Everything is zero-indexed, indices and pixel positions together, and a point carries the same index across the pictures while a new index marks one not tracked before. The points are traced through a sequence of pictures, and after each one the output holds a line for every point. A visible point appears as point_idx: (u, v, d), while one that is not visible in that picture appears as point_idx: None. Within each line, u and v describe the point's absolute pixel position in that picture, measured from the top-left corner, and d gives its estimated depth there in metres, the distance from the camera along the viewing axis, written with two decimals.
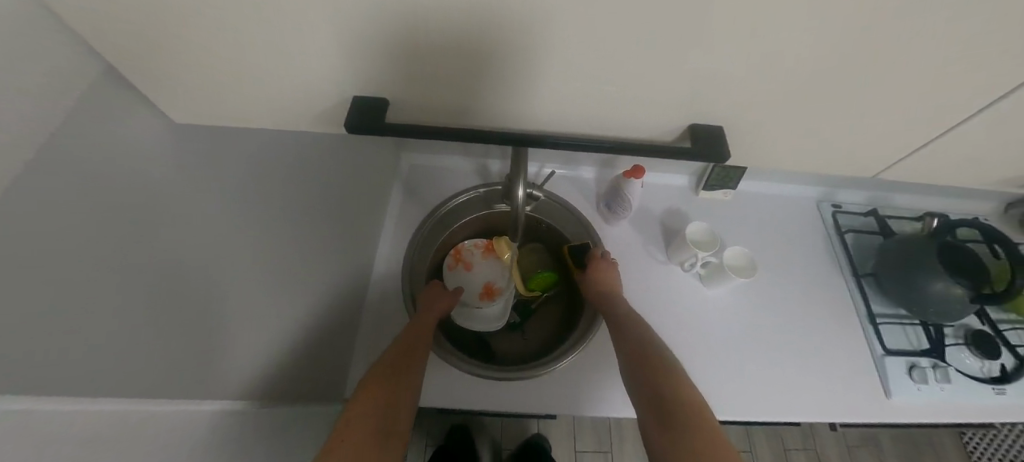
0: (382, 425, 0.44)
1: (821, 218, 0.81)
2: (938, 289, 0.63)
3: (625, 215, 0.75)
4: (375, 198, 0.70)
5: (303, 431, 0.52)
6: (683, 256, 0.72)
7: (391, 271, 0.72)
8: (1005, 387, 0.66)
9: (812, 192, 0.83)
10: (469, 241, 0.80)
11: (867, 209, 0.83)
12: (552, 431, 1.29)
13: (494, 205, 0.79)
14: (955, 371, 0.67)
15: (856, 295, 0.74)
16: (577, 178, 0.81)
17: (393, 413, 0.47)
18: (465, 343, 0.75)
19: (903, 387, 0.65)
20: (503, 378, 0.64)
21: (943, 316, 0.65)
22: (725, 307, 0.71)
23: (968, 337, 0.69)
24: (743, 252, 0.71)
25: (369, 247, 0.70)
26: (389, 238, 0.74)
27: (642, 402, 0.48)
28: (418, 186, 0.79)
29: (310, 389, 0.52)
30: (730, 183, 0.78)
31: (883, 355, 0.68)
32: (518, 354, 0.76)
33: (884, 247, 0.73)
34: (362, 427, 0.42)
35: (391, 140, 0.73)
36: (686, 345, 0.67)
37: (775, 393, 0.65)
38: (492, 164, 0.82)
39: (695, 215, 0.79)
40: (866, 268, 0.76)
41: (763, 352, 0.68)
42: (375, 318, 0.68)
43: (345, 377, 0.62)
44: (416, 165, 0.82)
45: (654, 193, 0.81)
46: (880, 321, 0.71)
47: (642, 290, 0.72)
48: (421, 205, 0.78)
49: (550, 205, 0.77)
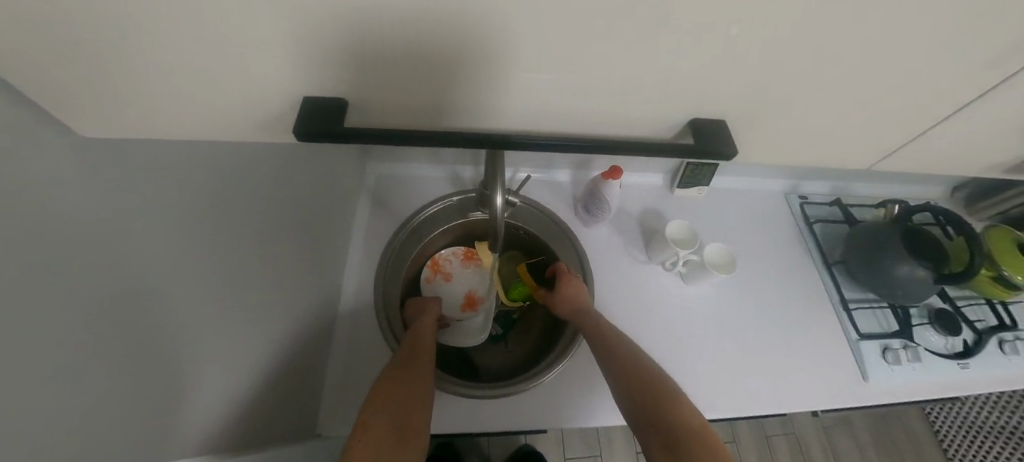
0: (400, 424, 0.42)
1: (789, 209, 0.84)
2: (904, 272, 0.65)
3: (604, 218, 0.73)
4: (339, 213, 0.64)
5: None
6: (664, 255, 0.71)
7: (363, 292, 0.67)
8: (969, 361, 0.70)
9: (780, 184, 0.86)
10: (448, 251, 0.77)
11: (831, 199, 0.86)
12: (540, 439, 1.26)
13: (469, 213, 0.76)
14: (924, 350, 0.69)
15: (828, 283, 0.76)
16: (554, 182, 0.79)
17: (410, 411, 0.45)
18: (447, 363, 0.69)
19: (878, 369, 0.67)
20: (488, 396, 0.60)
21: (910, 298, 0.68)
22: (708, 304, 0.71)
23: (932, 316, 0.73)
24: (723, 248, 0.71)
25: (337, 267, 0.64)
26: (358, 255, 0.69)
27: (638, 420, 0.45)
28: (387, 198, 0.74)
29: (277, 432, 0.46)
30: (703, 180, 0.79)
31: (858, 339, 0.70)
32: (503, 368, 0.72)
33: (850, 234, 0.75)
34: (381, 429, 0.41)
35: (354, 150, 0.68)
36: (674, 346, 0.66)
37: (763, 387, 0.65)
38: (465, 171, 0.79)
39: (673, 214, 0.79)
40: (835, 256, 0.79)
41: (748, 346, 0.68)
42: (347, 345, 0.63)
43: (316, 412, 0.56)
44: (384, 176, 0.77)
45: (630, 194, 0.80)
46: (853, 307, 0.73)
47: (627, 292, 0.70)
48: (393, 218, 0.73)
49: (527, 210, 0.75)
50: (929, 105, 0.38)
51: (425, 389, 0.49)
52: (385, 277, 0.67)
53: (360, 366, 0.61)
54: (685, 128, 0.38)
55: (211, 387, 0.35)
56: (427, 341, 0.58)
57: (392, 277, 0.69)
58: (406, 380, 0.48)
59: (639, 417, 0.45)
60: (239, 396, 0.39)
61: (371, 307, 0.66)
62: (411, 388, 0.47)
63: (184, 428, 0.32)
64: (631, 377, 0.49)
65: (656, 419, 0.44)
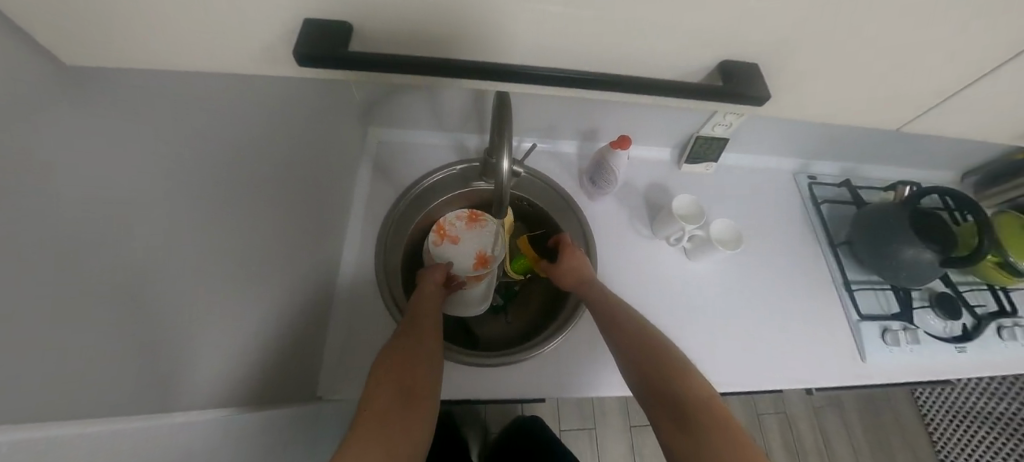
0: (404, 389, 0.42)
1: (798, 189, 0.82)
2: (911, 254, 0.65)
3: (609, 191, 0.72)
4: (340, 178, 0.63)
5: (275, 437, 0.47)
6: (669, 230, 0.70)
7: (363, 260, 0.66)
8: (966, 345, 0.70)
9: (789, 164, 0.84)
10: (452, 213, 0.72)
11: (840, 180, 0.84)
12: (537, 411, 1.29)
13: (472, 183, 0.74)
14: (923, 333, 0.69)
15: (832, 264, 0.75)
16: (559, 153, 0.78)
17: (414, 377, 0.44)
18: (448, 333, 0.70)
19: (876, 350, 0.68)
20: (487, 364, 0.61)
21: (914, 280, 0.67)
22: (710, 281, 0.71)
23: (933, 299, 0.73)
24: (729, 225, 0.70)
25: (337, 234, 0.63)
26: (358, 222, 0.68)
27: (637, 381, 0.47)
28: (389, 165, 0.73)
29: (280, 393, 0.47)
30: (712, 156, 0.77)
31: (859, 320, 0.70)
32: (503, 339, 0.72)
33: (858, 215, 0.74)
34: (384, 395, 0.41)
35: (355, 113, 0.66)
36: (675, 321, 0.66)
37: (761, 364, 0.65)
38: (468, 140, 0.76)
39: (679, 190, 0.78)
40: (840, 237, 0.78)
41: (748, 324, 0.68)
42: (348, 311, 0.62)
43: (318, 374, 0.57)
44: (385, 142, 0.75)
45: (637, 168, 0.79)
46: (855, 288, 0.73)
47: (630, 266, 0.70)
48: (394, 187, 0.71)
49: (531, 181, 0.73)
50: None
51: (432, 359, 0.48)
52: (386, 245, 0.67)
53: (361, 333, 0.61)
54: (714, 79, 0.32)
55: (214, 343, 0.35)
56: (433, 311, 0.56)
57: (392, 246, 0.68)
58: (412, 349, 0.48)
59: (646, 391, 0.46)
60: (242, 355, 0.39)
61: (371, 275, 0.65)
62: (417, 358, 0.47)
63: (192, 381, 0.32)
64: (638, 352, 0.48)
65: (662, 394, 0.44)
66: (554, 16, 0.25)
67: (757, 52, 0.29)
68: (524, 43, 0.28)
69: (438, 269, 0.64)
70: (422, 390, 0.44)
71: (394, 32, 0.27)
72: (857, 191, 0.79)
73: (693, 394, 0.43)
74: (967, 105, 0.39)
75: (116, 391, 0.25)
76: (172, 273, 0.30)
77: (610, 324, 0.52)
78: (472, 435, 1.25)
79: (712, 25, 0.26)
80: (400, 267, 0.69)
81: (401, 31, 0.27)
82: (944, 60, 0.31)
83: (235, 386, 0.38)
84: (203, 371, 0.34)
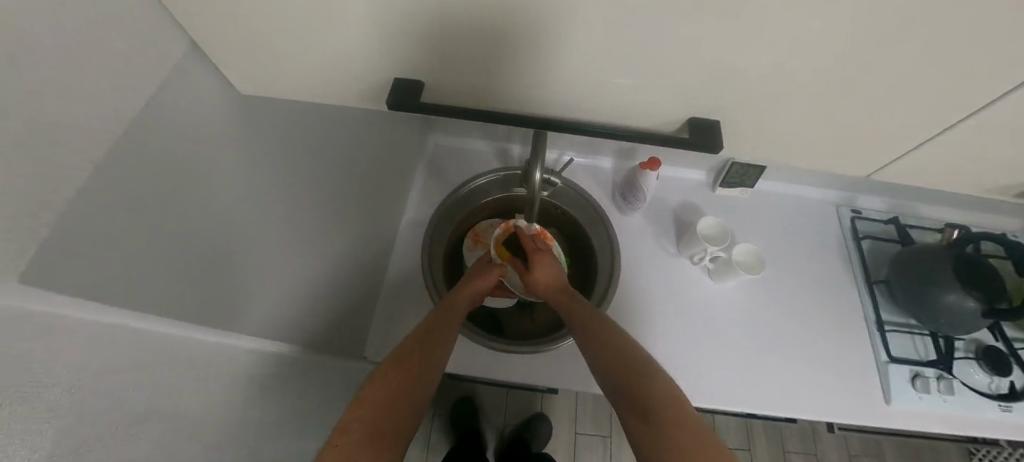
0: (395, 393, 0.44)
1: (838, 222, 0.81)
2: (951, 300, 0.62)
3: (639, 207, 0.76)
4: (398, 175, 0.74)
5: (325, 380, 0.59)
6: (693, 250, 0.74)
7: (410, 247, 0.77)
8: (1013, 405, 0.66)
9: (832, 196, 0.83)
10: (522, 220, 0.77)
11: (888, 216, 0.81)
12: (554, 411, 1.34)
13: (512, 188, 0.82)
14: (961, 384, 0.66)
15: (866, 301, 0.74)
16: (595, 168, 0.83)
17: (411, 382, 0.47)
18: (476, 319, 0.78)
19: (903, 394, 0.66)
20: (507, 350, 0.68)
21: (953, 327, 0.65)
22: (729, 302, 0.73)
23: (979, 352, 0.69)
24: (753, 249, 0.72)
25: (393, 222, 0.74)
26: (409, 214, 0.79)
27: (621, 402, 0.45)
28: (441, 167, 0.83)
29: (329, 341, 0.59)
30: (747, 182, 0.78)
31: (887, 361, 0.69)
32: (524, 331, 0.79)
33: (900, 254, 0.72)
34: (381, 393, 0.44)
35: (417, 121, 0.77)
36: (687, 335, 0.70)
37: (770, 389, 0.67)
38: (513, 149, 0.85)
39: (710, 211, 0.80)
40: (879, 276, 0.76)
41: (762, 349, 0.69)
42: (392, 291, 0.73)
43: (364, 337, 0.68)
44: (440, 145, 0.85)
45: (669, 186, 0.82)
46: (888, 329, 0.71)
47: (650, 279, 0.74)
48: (443, 185, 0.81)
49: (566, 191, 0.80)
50: None
51: (444, 350, 0.54)
52: (433, 233, 0.76)
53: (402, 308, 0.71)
54: (684, 126, 0.37)
55: (270, 296, 0.46)
56: (456, 323, 0.60)
57: (438, 235, 0.77)
58: (432, 339, 0.54)
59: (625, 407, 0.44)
60: (295, 306, 0.51)
61: (416, 260, 0.76)
62: (435, 347, 0.53)
63: (255, 316, 0.43)
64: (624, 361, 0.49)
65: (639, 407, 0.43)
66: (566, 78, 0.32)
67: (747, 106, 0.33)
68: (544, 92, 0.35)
69: (484, 282, 0.67)
70: (428, 378, 0.49)
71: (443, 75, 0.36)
72: (905, 229, 0.77)
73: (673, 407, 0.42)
74: (990, 160, 0.40)
75: (207, 309, 0.36)
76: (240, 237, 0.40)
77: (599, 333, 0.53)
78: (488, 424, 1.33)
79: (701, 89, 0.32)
80: (442, 256, 0.78)
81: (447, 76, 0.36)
82: (940, 120, 0.33)
83: (288, 328, 0.50)
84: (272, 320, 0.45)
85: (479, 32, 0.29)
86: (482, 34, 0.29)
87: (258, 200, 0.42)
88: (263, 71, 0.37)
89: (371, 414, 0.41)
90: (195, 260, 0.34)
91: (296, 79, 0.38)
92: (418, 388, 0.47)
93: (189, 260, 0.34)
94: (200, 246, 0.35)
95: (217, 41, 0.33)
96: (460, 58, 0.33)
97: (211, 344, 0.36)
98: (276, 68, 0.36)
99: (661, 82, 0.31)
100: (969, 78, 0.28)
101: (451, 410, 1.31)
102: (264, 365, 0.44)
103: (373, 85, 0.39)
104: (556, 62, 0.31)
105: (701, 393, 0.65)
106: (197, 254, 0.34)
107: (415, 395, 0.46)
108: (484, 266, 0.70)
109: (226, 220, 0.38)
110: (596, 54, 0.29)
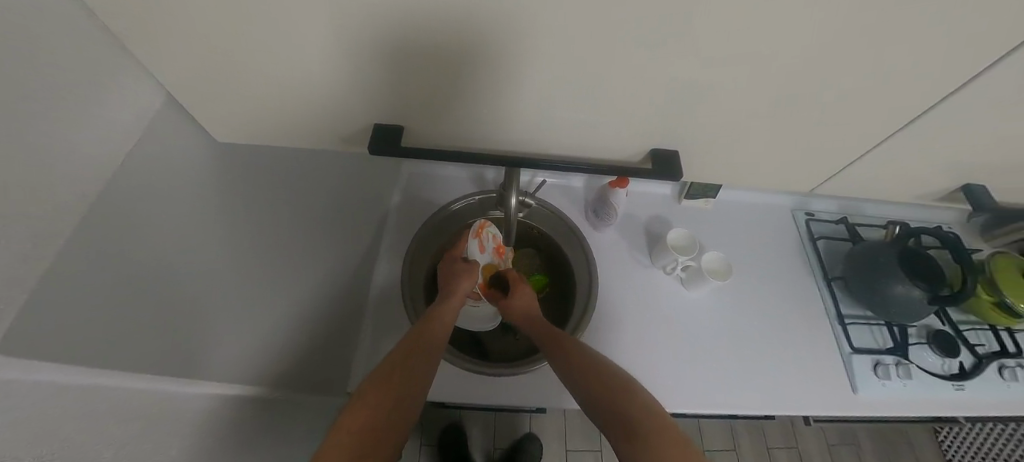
0: (382, 421, 0.43)
1: (795, 225, 0.87)
2: (898, 291, 0.68)
3: (611, 222, 0.80)
4: (374, 205, 0.74)
5: (297, 412, 0.58)
6: (665, 261, 0.77)
7: (389, 274, 0.75)
8: (964, 384, 0.71)
9: (788, 201, 0.89)
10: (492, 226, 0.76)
11: (838, 217, 0.88)
12: (544, 430, 1.33)
13: (488, 212, 0.84)
14: (917, 368, 0.71)
15: (826, 297, 0.79)
16: (568, 187, 0.87)
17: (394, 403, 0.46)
18: (461, 346, 0.77)
19: (868, 383, 0.70)
20: (491, 374, 0.68)
21: (904, 316, 0.70)
22: (701, 306, 0.76)
23: (929, 336, 0.75)
24: (719, 256, 0.78)
25: (370, 250, 0.74)
26: (386, 240, 0.78)
27: (609, 424, 0.44)
28: (416, 192, 0.84)
29: (308, 381, 0.56)
30: (709, 193, 0.84)
31: (850, 353, 0.73)
32: (509, 352, 0.79)
33: (851, 252, 0.78)
34: (364, 416, 0.42)
35: None
36: (668, 343, 0.72)
37: (747, 387, 0.69)
38: (487, 172, 0.87)
39: (678, 222, 0.84)
40: (836, 272, 0.82)
41: (736, 350, 0.73)
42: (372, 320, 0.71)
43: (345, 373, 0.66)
44: (416, 172, 0.86)
45: (638, 201, 0.86)
46: (848, 322, 0.76)
47: (628, 292, 0.76)
48: (419, 211, 0.82)
49: (540, 211, 0.82)
50: (877, 134, 0.44)
51: (428, 360, 0.54)
52: (413, 261, 0.75)
53: (383, 339, 0.69)
54: (649, 159, 0.48)
55: (238, 337, 0.44)
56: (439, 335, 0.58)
57: (417, 262, 0.77)
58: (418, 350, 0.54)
59: (613, 427, 0.44)
60: (276, 347, 0.49)
61: (395, 287, 0.74)
62: (417, 357, 0.53)
63: (216, 362, 0.41)
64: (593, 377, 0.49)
65: (626, 420, 0.43)
66: (508, 81, 0.36)
67: (682, 97, 0.37)
68: (496, 96, 0.39)
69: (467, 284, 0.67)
70: (412, 388, 0.49)
71: (400, 89, 0.38)
72: (853, 228, 0.83)
73: (650, 413, 0.43)
74: None
75: (143, 352, 0.34)
76: (177, 271, 0.39)
77: (573, 350, 0.55)
78: (478, 451, 1.30)
79: (629, 74, 0.35)
80: (424, 283, 0.77)
81: (404, 88, 0.38)
82: None
83: (265, 369, 0.47)
84: (231, 356, 0.43)
85: (427, 46, 0.32)
86: (429, 49, 0.33)
87: (197, 234, 0.42)
88: (222, 88, 0.39)
89: (350, 438, 0.39)
90: (124, 296, 0.33)
91: (255, 93, 0.40)
92: (400, 401, 0.46)
93: (112, 296, 0.32)
94: (123, 284, 0.33)
95: (170, 55, 0.34)
96: (414, 65, 0.35)
97: (145, 392, 0.33)
98: (228, 80, 0.37)
99: (591, 69, 0.34)
100: (857, 61, 0.32)
101: (440, 440, 1.27)
102: (223, 406, 0.42)
103: (337, 97, 0.40)
104: (501, 56, 0.33)
105: (683, 399, 0.67)
106: (122, 292, 0.33)
107: (401, 416, 0.45)
108: (462, 269, 0.70)
109: (161, 244, 0.38)
110: (526, 50, 0.32)
